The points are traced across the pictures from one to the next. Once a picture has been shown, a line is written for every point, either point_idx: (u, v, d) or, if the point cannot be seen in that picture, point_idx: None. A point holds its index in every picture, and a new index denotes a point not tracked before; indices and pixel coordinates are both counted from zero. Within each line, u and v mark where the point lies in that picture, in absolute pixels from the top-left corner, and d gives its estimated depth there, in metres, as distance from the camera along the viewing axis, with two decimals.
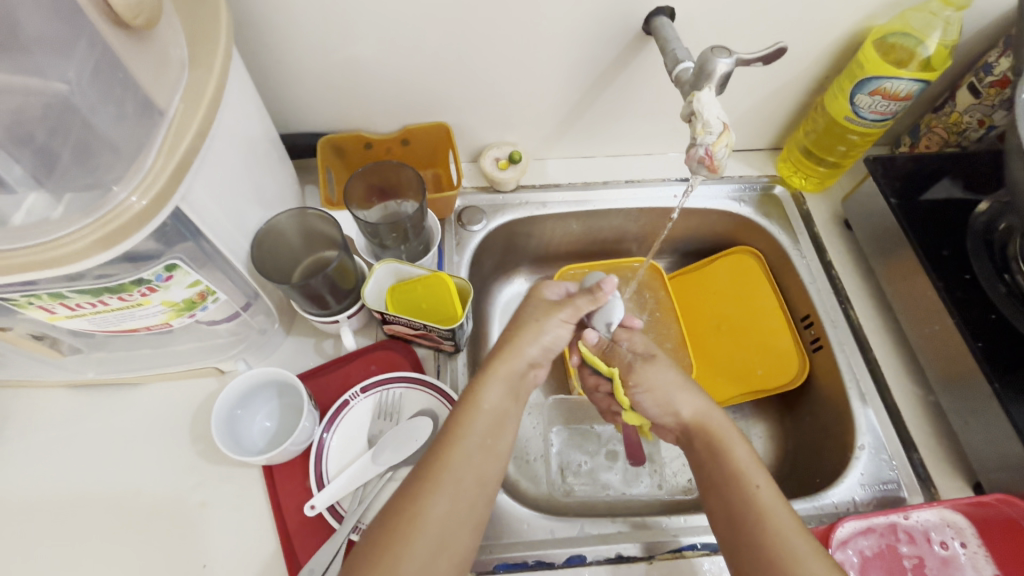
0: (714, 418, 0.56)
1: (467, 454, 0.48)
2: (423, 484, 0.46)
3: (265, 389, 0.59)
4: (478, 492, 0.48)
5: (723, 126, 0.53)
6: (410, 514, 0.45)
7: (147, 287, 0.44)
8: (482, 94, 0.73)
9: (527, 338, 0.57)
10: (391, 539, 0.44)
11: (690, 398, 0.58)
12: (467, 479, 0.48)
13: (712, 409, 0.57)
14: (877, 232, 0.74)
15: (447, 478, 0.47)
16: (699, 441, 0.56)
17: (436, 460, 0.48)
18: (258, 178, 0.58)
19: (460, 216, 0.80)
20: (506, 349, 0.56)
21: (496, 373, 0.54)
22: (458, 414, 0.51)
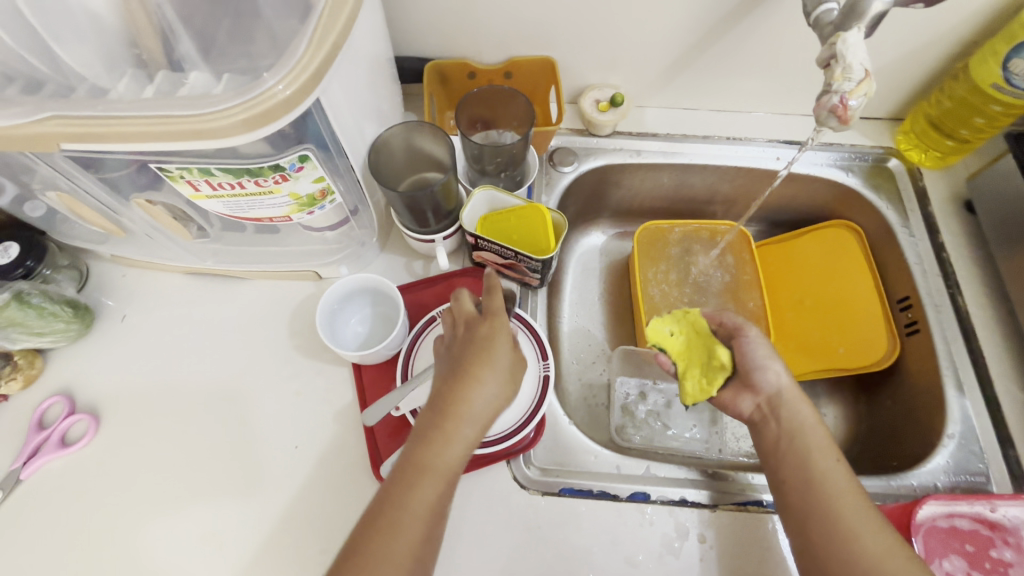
0: (799, 408, 0.56)
1: (434, 490, 0.45)
2: (398, 506, 0.45)
3: (362, 296, 0.63)
4: (436, 521, 0.46)
5: (865, 74, 0.49)
6: (382, 538, 0.43)
7: (281, 175, 0.47)
8: (594, 32, 0.71)
9: (482, 387, 0.48)
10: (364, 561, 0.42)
11: (774, 375, 0.58)
12: (430, 511, 0.45)
13: (795, 395, 0.57)
14: (1006, 216, 0.68)
15: (413, 508, 0.45)
16: (783, 425, 0.56)
17: (400, 490, 0.45)
18: (375, 92, 0.59)
19: (552, 156, 0.79)
20: (461, 402, 0.48)
21: (467, 399, 0.48)
22: (430, 440, 0.47)
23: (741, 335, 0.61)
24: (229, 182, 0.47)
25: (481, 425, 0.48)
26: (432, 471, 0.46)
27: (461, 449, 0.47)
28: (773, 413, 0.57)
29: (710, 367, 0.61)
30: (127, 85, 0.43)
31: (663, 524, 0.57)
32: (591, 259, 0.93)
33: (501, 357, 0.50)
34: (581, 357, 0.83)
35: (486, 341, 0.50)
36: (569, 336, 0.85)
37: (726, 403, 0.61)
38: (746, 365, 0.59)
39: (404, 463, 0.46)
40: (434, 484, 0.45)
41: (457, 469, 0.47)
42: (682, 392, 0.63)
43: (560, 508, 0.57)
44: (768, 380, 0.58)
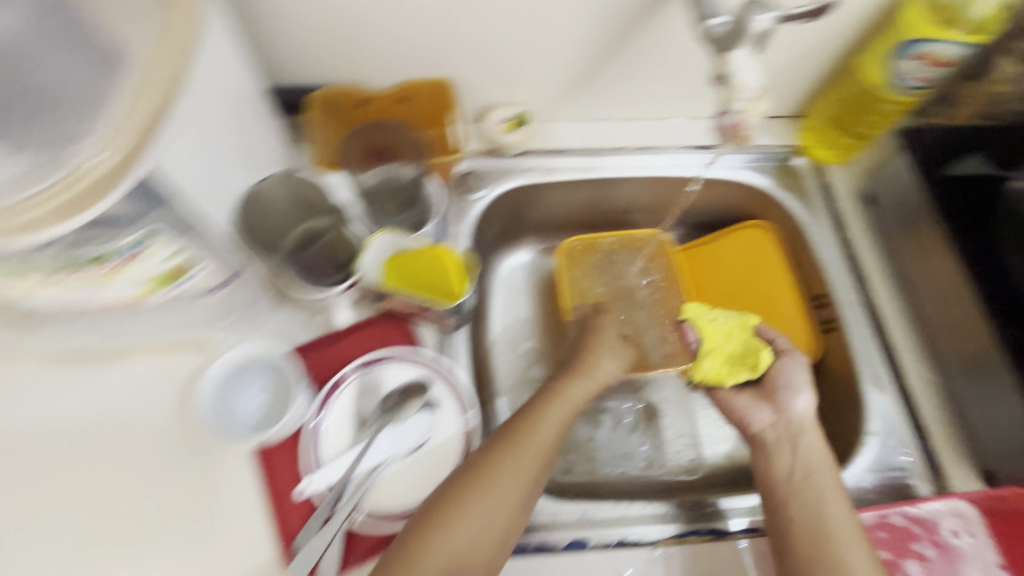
0: (814, 442, 0.57)
1: (550, 426, 0.55)
2: (517, 435, 0.53)
3: (257, 367, 0.56)
4: (544, 468, 0.53)
5: (760, 91, 0.48)
6: (510, 459, 0.51)
7: (124, 257, 0.40)
8: (489, 51, 0.67)
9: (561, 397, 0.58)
10: (491, 475, 0.50)
11: (804, 400, 0.60)
12: (547, 445, 0.54)
13: (812, 425, 0.59)
14: (902, 209, 0.70)
15: (539, 434, 0.54)
16: (799, 455, 0.57)
17: (524, 425, 0.54)
18: (243, 139, 0.52)
19: (460, 183, 0.75)
20: (533, 416, 0.55)
21: (542, 412, 0.56)
22: (551, 392, 0.58)
23: (788, 356, 0.64)
24: (53, 273, 0.40)
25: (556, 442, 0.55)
26: (553, 412, 0.56)
27: (552, 421, 0.55)
28: (790, 439, 0.58)
29: (741, 361, 0.65)
30: None
31: (603, 571, 0.54)
32: (519, 279, 0.88)
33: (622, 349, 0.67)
34: (515, 388, 0.80)
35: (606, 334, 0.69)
36: (500, 367, 0.81)
37: (741, 410, 0.62)
38: (778, 384, 0.62)
39: (475, 466, 0.51)
40: (556, 417, 0.56)
41: (531, 479, 0.52)
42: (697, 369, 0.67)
43: None
44: (796, 407, 0.60)
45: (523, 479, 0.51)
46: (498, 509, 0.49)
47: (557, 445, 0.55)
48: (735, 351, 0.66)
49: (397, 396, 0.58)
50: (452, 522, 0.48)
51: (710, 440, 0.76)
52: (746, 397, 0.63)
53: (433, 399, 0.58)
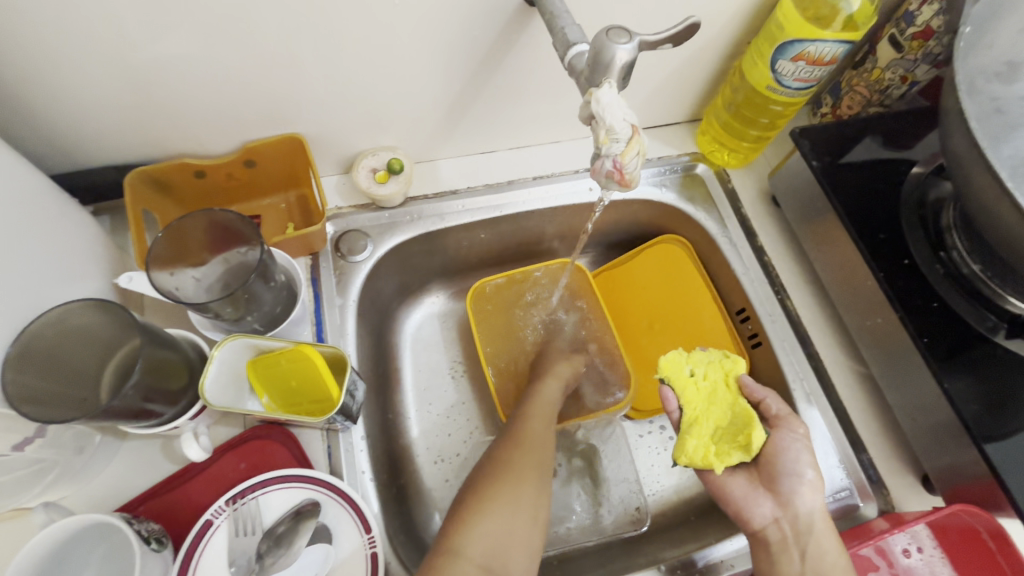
0: (826, 542, 0.50)
1: (544, 419, 0.60)
2: (523, 429, 0.58)
3: (86, 538, 0.43)
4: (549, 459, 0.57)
5: (632, 130, 0.42)
6: (523, 450, 0.55)
7: None
8: (340, 96, 0.58)
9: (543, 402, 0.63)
10: (511, 465, 0.54)
11: (810, 495, 0.52)
12: (547, 432, 0.59)
13: (824, 524, 0.51)
14: (808, 211, 0.67)
15: (540, 425, 0.59)
16: (810, 561, 0.49)
17: (527, 422, 0.59)
18: (13, 259, 0.41)
19: (337, 246, 0.65)
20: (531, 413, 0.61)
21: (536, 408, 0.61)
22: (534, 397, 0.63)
23: (784, 428, 0.54)
24: None
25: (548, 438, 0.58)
26: (544, 409, 0.62)
27: (544, 415, 0.61)
28: (797, 540, 0.50)
29: (733, 441, 0.54)
30: None
31: None
32: (430, 334, 0.79)
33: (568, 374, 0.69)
34: (439, 459, 0.71)
35: (553, 368, 0.69)
36: (421, 438, 0.72)
37: (739, 502, 0.54)
38: (778, 472, 0.53)
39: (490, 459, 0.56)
40: (547, 410, 0.62)
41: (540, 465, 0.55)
42: (680, 448, 0.55)
43: None
44: (800, 500, 0.52)
45: (541, 462, 0.56)
46: (526, 488, 0.53)
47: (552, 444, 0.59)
48: (722, 423, 0.56)
49: (285, 526, 0.49)
50: (483, 507, 0.50)
51: (653, 478, 0.71)
52: (744, 487, 0.54)
53: (328, 523, 0.49)
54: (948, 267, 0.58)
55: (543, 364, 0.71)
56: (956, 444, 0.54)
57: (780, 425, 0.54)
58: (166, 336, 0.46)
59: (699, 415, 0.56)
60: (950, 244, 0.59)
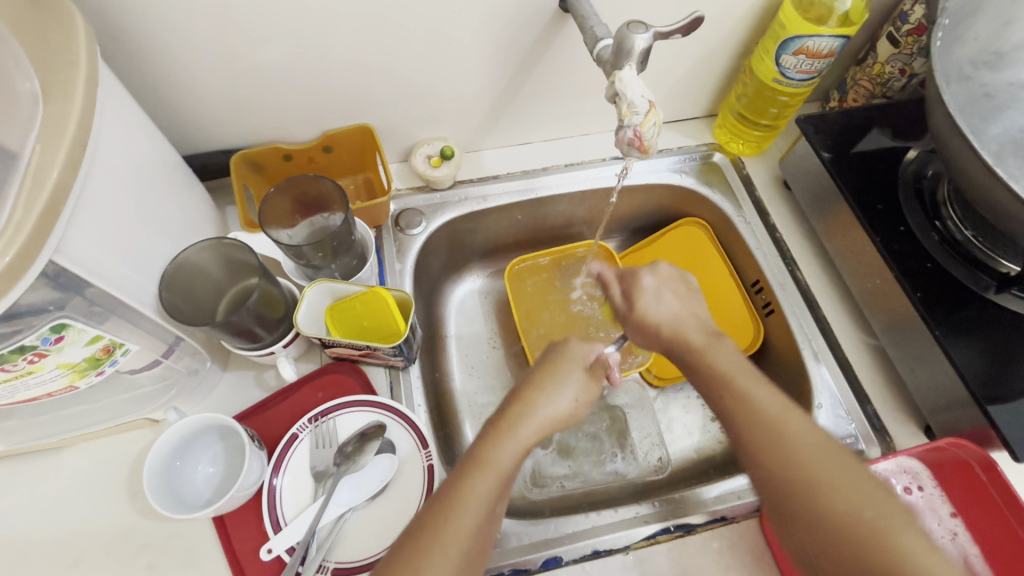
0: (724, 353, 0.53)
1: (506, 471, 0.48)
2: (421, 555, 0.43)
3: (207, 434, 0.55)
4: (493, 519, 0.47)
5: (649, 105, 0.51)
6: (457, 524, 0.44)
7: (35, 353, 0.39)
8: (403, 93, 0.69)
9: (505, 449, 0.49)
10: (438, 542, 0.43)
11: (665, 305, 0.60)
12: (466, 546, 0.44)
13: (693, 324, 0.57)
14: (815, 191, 0.75)
15: (444, 553, 0.43)
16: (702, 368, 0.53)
17: (474, 476, 0.47)
18: (162, 209, 0.52)
19: (397, 221, 0.76)
20: (476, 462, 0.47)
21: (493, 459, 0.48)
22: (458, 481, 0.47)
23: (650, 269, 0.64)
24: None
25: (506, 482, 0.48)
26: (464, 510, 0.45)
27: (500, 469, 0.47)
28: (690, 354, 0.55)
29: None
30: None
31: None
32: (473, 307, 0.89)
33: (546, 428, 0.52)
34: (480, 414, 0.80)
35: (501, 436, 0.49)
36: (463, 394, 0.81)
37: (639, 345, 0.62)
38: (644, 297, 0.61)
39: (418, 524, 0.45)
40: (471, 512, 0.45)
41: (478, 535, 0.45)
42: None
43: None
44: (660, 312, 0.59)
45: (480, 530, 0.45)
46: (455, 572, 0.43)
47: (505, 493, 0.48)
48: None
49: (353, 445, 0.57)
50: None
51: (674, 437, 0.78)
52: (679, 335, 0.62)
53: (391, 439, 0.58)
54: (943, 234, 0.65)
55: (534, 376, 0.56)
56: (955, 390, 0.59)
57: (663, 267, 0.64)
58: (276, 277, 0.58)
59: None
60: (945, 215, 0.65)
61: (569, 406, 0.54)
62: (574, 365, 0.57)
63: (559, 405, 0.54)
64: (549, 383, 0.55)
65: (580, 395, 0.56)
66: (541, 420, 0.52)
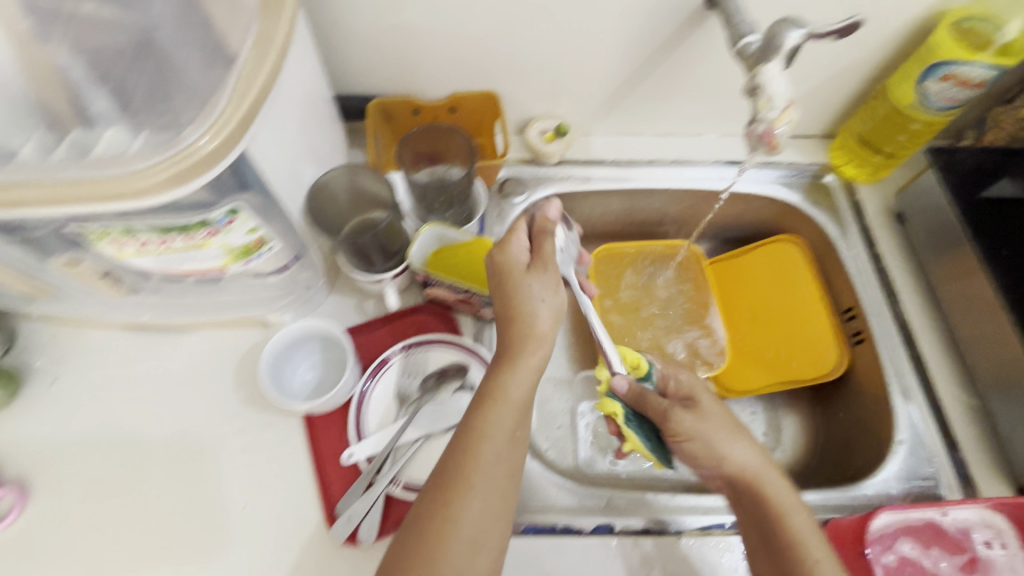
0: (777, 484, 0.50)
1: (520, 401, 0.48)
2: (445, 516, 0.43)
3: (311, 341, 0.61)
4: (513, 454, 0.48)
5: (787, 103, 0.52)
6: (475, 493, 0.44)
7: (211, 229, 0.45)
8: (534, 66, 0.73)
9: (511, 378, 0.49)
10: (452, 508, 0.43)
11: (741, 449, 0.52)
12: (492, 499, 0.45)
13: (733, 447, 0.52)
14: (934, 227, 0.71)
15: (473, 499, 0.44)
16: (747, 500, 0.52)
17: (484, 419, 0.47)
18: (315, 133, 0.58)
19: (502, 187, 0.80)
20: (486, 401, 0.48)
21: (502, 393, 0.48)
22: (475, 423, 0.47)
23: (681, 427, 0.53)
24: (156, 239, 0.45)
25: (524, 407, 0.49)
26: (481, 458, 0.46)
27: (509, 411, 0.48)
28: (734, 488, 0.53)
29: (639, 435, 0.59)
30: (37, 145, 0.40)
31: (628, 556, 0.56)
32: None
33: (541, 346, 0.51)
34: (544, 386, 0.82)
35: (500, 375, 0.49)
36: None
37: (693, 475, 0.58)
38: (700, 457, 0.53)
39: (433, 486, 0.45)
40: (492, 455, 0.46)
41: (500, 482, 0.46)
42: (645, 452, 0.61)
43: (527, 550, 0.56)
44: (734, 461, 0.52)
45: (501, 474, 0.46)
46: (485, 525, 0.44)
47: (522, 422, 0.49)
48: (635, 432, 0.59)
49: (434, 383, 0.61)
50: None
51: None
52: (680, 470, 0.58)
53: (470, 382, 0.61)
54: None
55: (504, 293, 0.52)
56: None
57: (733, 434, 0.53)
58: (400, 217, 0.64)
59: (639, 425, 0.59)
60: None
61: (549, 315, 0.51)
62: (520, 272, 0.52)
63: (542, 313, 0.51)
64: (523, 299, 0.51)
65: (550, 297, 0.52)
66: (538, 337, 0.50)
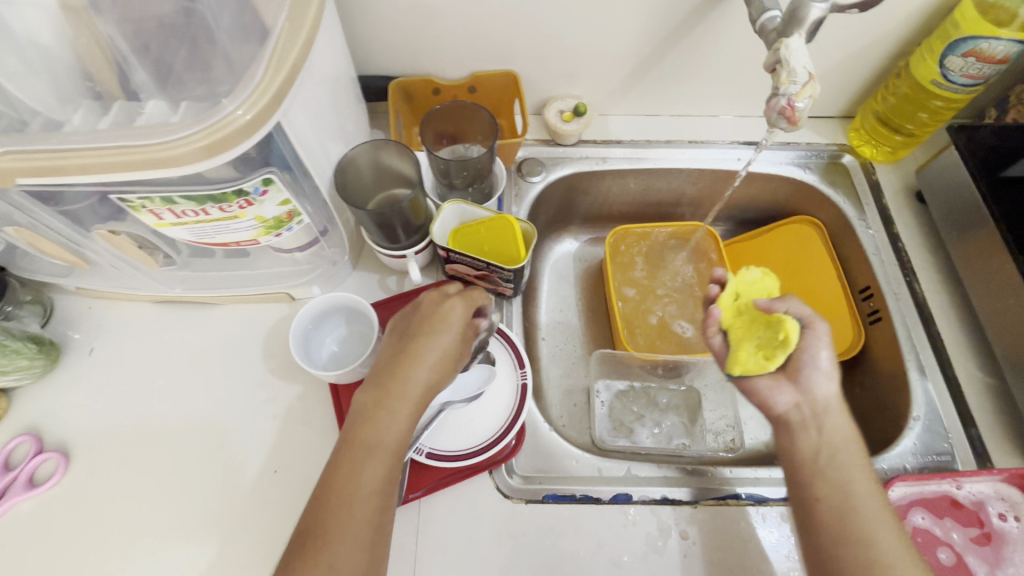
0: (841, 422, 0.53)
1: (389, 448, 0.48)
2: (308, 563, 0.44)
3: (337, 314, 0.62)
4: (383, 502, 0.47)
5: (809, 77, 0.52)
6: (340, 542, 0.45)
7: (245, 200, 0.47)
8: (554, 46, 0.73)
9: (380, 426, 0.49)
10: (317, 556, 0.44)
11: (829, 386, 0.54)
12: (360, 547, 0.45)
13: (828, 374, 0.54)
14: (953, 206, 0.71)
15: (341, 545, 0.45)
16: (828, 429, 0.53)
17: (348, 467, 0.47)
18: (340, 110, 0.59)
19: (520, 167, 0.81)
20: (356, 450, 0.48)
21: (371, 442, 0.48)
22: (339, 471, 0.47)
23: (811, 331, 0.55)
24: (193, 209, 0.47)
25: (393, 453, 0.49)
26: (345, 507, 0.46)
27: (378, 462, 0.48)
28: (814, 421, 0.53)
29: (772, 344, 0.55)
30: (85, 116, 0.43)
31: (646, 524, 0.57)
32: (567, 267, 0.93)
33: (422, 396, 0.51)
34: (561, 364, 0.84)
35: (383, 416, 0.49)
36: (547, 343, 0.85)
37: (762, 392, 0.56)
38: (801, 362, 0.55)
39: (302, 532, 0.46)
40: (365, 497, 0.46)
41: (365, 531, 0.46)
42: (734, 358, 0.57)
43: (546, 517, 0.57)
44: (820, 385, 0.54)
45: (364, 526, 0.46)
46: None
47: (393, 467, 0.49)
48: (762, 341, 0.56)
49: None
50: None
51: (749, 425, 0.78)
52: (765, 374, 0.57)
53: (490, 354, 0.63)
54: None
55: (408, 339, 0.53)
56: None
57: (781, 378, 0.56)
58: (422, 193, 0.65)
59: (740, 341, 0.58)
60: None
61: (440, 360, 0.52)
62: (444, 327, 0.53)
63: (430, 368, 0.51)
64: (419, 349, 0.51)
65: (450, 359, 0.52)
66: (418, 389, 0.50)
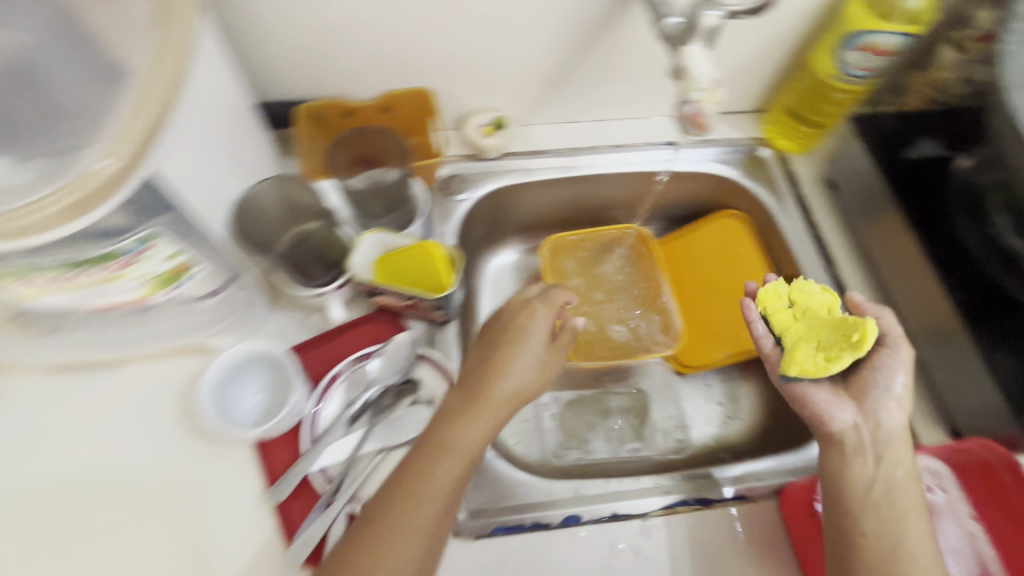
0: (900, 448, 0.50)
1: (459, 462, 0.49)
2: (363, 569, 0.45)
3: (257, 363, 0.59)
4: (443, 516, 0.48)
5: (713, 82, 0.53)
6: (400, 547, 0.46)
7: (125, 259, 0.42)
8: (466, 61, 0.71)
9: (451, 439, 0.49)
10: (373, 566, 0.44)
11: (899, 413, 0.50)
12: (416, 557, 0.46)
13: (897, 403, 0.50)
14: (861, 193, 0.75)
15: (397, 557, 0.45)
16: (888, 458, 0.49)
17: (416, 478, 0.48)
18: (236, 146, 0.55)
19: (445, 185, 0.79)
20: (423, 462, 0.48)
21: (441, 456, 0.49)
22: (406, 481, 0.48)
23: (888, 350, 0.52)
24: (61, 275, 0.42)
25: (466, 467, 0.49)
26: (407, 520, 0.46)
27: (447, 474, 0.48)
28: (874, 448, 0.50)
29: (839, 342, 0.50)
30: None
31: (599, 544, 0.56)
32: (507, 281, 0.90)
33: (504, 410, 0.52)
34: None
35: (460, 427, 0.50)
36: None
37: (820, 407, 0.51)
38: (870, 385, 0.51)
39: (358, 541, 0.46)
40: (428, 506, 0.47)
41: (422, 542, 0.47)
42: (791, 358, 0.52)
43: (497, 550, 0.56)
44: (889, 414, 0.50)
45: (422, 537, 0.47)
46: None
47: (463, 480, 0.49)
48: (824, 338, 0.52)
49: (390, 398, 0.61)
50: None
51: (696, 422, 0.79)
52: (823, 393, 0.52)
53: (426, 394, 0.62)
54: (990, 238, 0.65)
55: (493, 353, 0.55)
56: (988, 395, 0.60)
57: (843, 397, 0.52)
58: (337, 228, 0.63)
59: (798, 341, 0.53)
60: (995, 224, 0.65)
61: (532, 373, 0.54)
62: (532, 338, 0.55)
63: (521, 376, 0.53)
64: (506, 362, 0.53)
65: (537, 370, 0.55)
66: (500, 403, 0.51)
